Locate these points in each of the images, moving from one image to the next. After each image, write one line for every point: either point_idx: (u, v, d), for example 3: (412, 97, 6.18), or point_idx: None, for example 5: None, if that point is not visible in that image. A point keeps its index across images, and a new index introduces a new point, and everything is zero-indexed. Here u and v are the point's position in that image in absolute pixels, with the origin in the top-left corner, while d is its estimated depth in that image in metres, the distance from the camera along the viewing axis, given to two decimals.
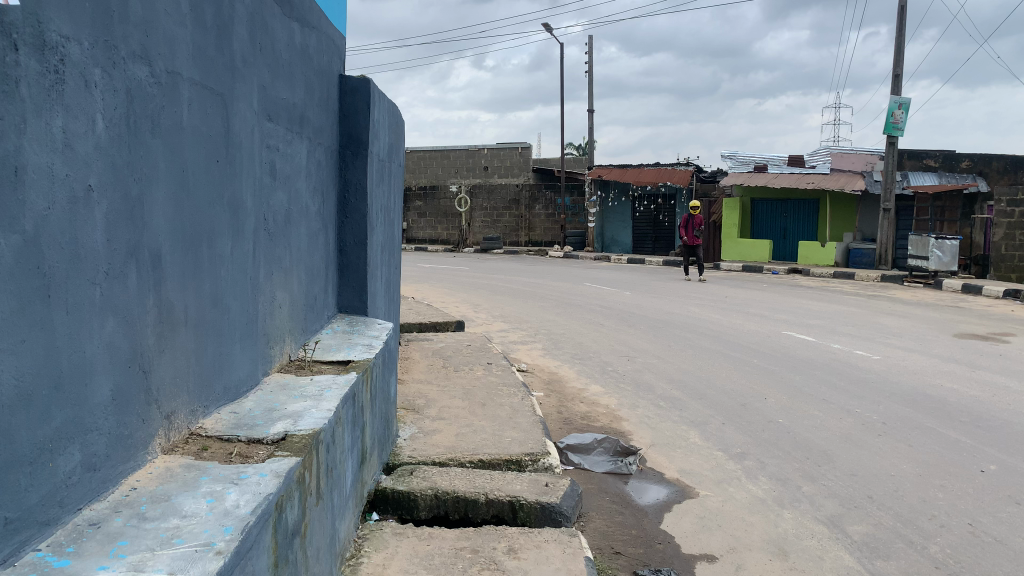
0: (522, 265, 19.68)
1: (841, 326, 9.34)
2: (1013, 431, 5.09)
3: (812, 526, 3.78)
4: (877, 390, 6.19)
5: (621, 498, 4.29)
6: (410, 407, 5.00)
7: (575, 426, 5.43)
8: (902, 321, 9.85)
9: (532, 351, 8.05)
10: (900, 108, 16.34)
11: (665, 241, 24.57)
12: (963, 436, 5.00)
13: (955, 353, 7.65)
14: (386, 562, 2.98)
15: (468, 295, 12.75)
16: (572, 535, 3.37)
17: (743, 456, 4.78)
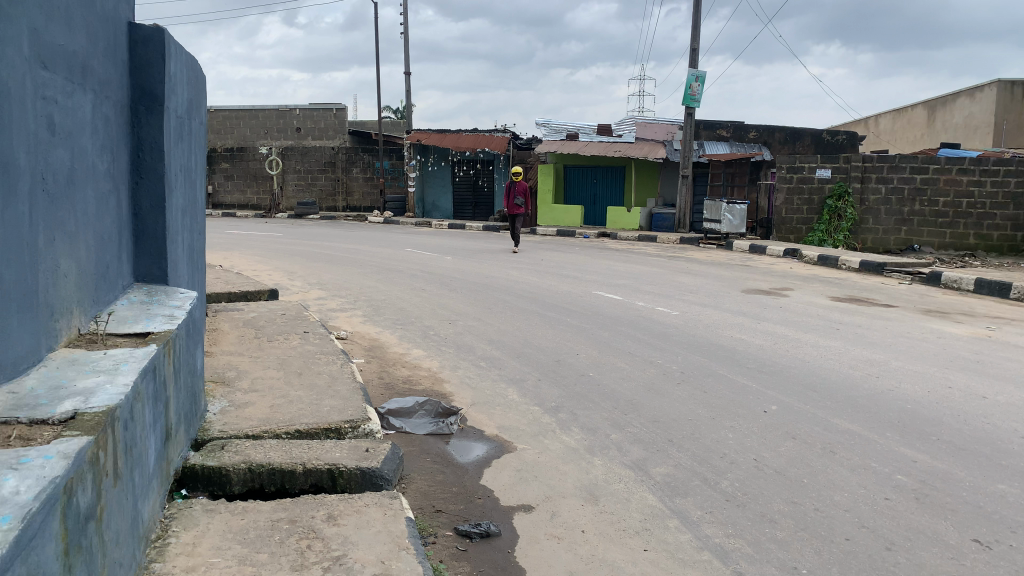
0: (339, 231, 19.14)
1: (646, 285, 9.96)
2: (789, 373, 5.71)
3: (619, 471, 4.04)
4: (677, 342, 6.68)
5: (443, 457, 4.34)
6: (221, 380, 4.76)
7: (396, 391, 5.42)
8: (698, 279, 10.67)
9: (351, 318, 7.92)
10: (697, 80, 17.48)
11: (484, 206, 25.01)
12: (750, 380, 5.54)
13: (744, 307, 8.41)
14: (195, 541, 2.84)
15: (282, 263, 12.27)
16: (393, 497, 3.37)
17: (558, 410, 5.00)
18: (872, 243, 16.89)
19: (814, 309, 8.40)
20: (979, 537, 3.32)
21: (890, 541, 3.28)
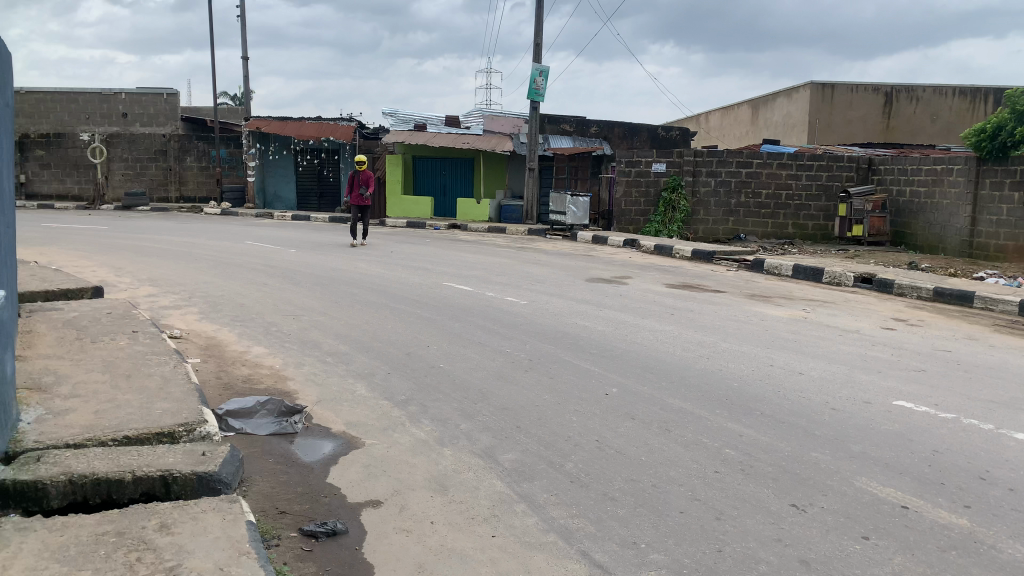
0: (173, 224, 18.03)
1: (494, 275, 10.09)
2: (630, 357, 5.98)
3: (468, 460, 4.07)
4: (524, 331, 6.82)
5: (287, 457, 4.20)
6: (36, 387, 4.36)
7: (237, 390, 5.19)
8: (545, 269, 10.93)
9: (186, 315, 7.49)
10: (541, 75, 17.87)
11: (330, 197, 24.43)
12: (593, 365, 5.74)
13: (587, 295, 8.71)
14: (6, 563, 2.59)
15: (107, 258, 11.40)
16: (232, 501, 3.23)
17: (407, 403, 4.96)
18: (704, 233, 18.04)
19: (652, 296, 8.83)
20: (795, 501, 3.62)
21: (719, 511, 3.52)
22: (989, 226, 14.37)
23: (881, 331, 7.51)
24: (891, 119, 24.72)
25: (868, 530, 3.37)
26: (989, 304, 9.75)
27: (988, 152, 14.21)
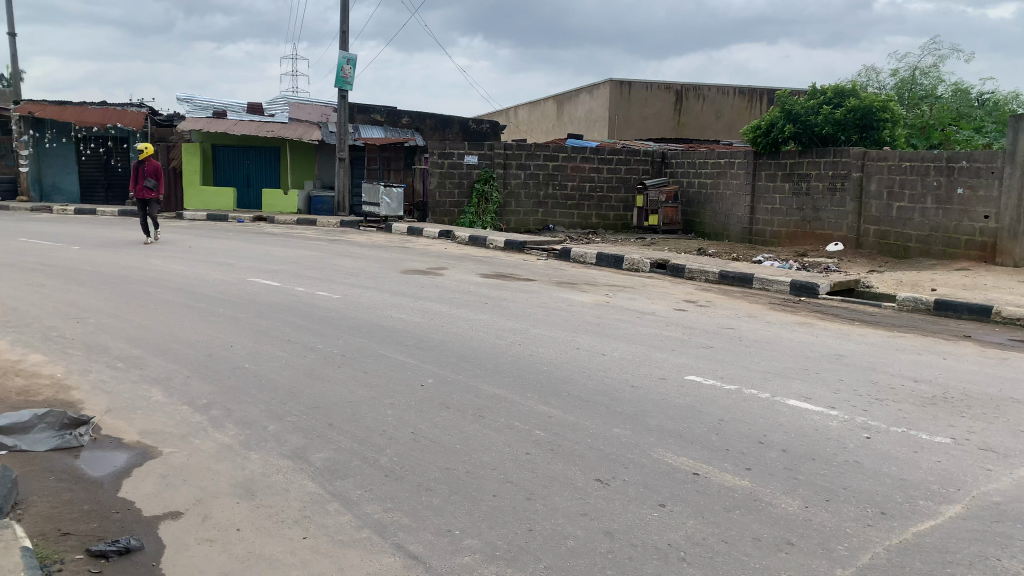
0: None
1: (304, 270, 9.78)
2: (443, 347, 6.02)
3: (277, 462, 3.92)
4: (336, 325, 6.67)
5: (70, 474, 3.83)
6: None
7: (9, 404, 4.66)
8: (357, 262, 10.75)
9: None
10: (348, 63, 17.50)
11: (120, 188, 22.55)
12: (407, 357, 5.73)
13: (400, 287, 8.67)
14: None
15: None
16: (4, 527, 2.90)
17: (209, 407, 4.69)
18: (516, 224, 18.51)
19: (464, 286, 8.94)
20: (600, 476, 3.82)
21: (529, 492, 3.63)
22: (765, 214, 16.10)
23: (675, 312, 8.08)
24: (681, 116, 26.56)
25: (664, 498, 3.62)
26: (766, 285, 10.78)
27: (762, 147, 16.00)
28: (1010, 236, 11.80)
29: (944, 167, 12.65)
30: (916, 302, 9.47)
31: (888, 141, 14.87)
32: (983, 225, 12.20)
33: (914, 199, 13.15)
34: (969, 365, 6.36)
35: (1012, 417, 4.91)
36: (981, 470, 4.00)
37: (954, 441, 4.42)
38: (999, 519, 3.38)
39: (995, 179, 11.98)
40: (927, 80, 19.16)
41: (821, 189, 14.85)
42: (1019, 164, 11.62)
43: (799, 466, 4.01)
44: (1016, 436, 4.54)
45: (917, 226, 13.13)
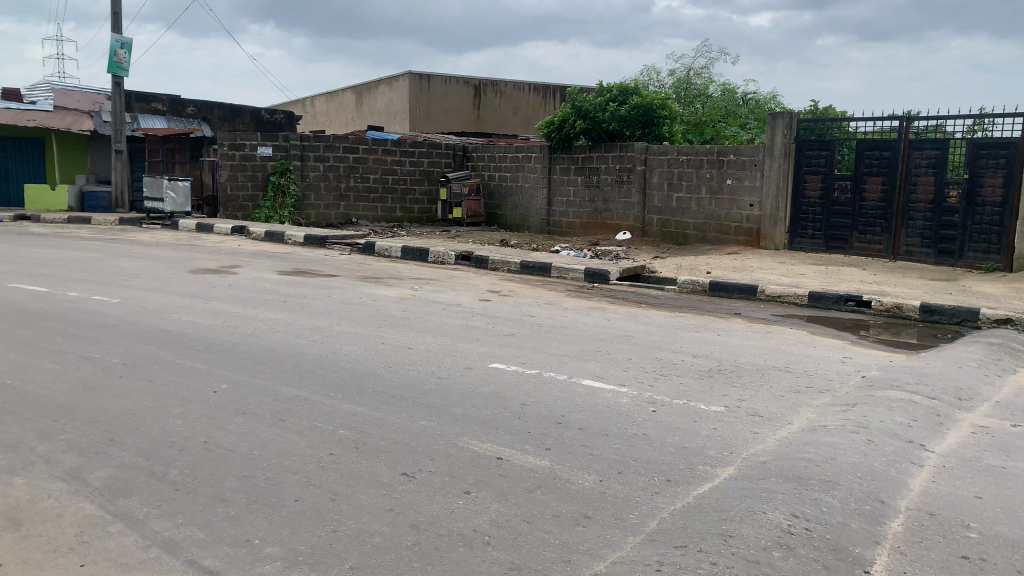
0: None
1: (77, 273, 8.91)
2: (239, 350, 5.73)
3: (48, 486, 3.55)
4: (116, 332, 6.14)
5: None
6: None
7: None
8: (140, 262, 9.96)
9: None
10: (123, 47, 16.13)
11: None
12: (199, 362, 5.40)
13: (190, 288, 8.14)
14: None
15: None
16: None
17: None
18: (316, 218, 17.95)
19: (261, 285, 8.56)
20: (406, 470, 3.82)
21: (334, 492, 3.56)
22: (561, 205, 16.98)
23: (478, 303, 8.23)
24: (480, 110, 27.02)
25: (470, 485, 3.69)
26: (563, 273, 11.26)
27: (556, 142, 16.75)
28: (771, 221, 13.28)
29: (715, 161, 14.00)
30: (695, 284, 10.31)
31: (667, 136, 16.02)
32: (749, 213, 13.64)
33: (692, 191, 14.43)
34: (740, 339, 7.02)
35: (775, 383, 5.49)
36: (749, 433, 4.44)
37: (727, 409, 4.87)
38: (766, 475, 3.76)
39: (758, 171, 13.41)
40: (699, 81, 20.79)
41: (610, 182, 15.89)
42: (776, 158, 13.05)
43: (594, 444, 4.23)
44: (778, 400, 5.09)
45: (694, 215, 14.44)
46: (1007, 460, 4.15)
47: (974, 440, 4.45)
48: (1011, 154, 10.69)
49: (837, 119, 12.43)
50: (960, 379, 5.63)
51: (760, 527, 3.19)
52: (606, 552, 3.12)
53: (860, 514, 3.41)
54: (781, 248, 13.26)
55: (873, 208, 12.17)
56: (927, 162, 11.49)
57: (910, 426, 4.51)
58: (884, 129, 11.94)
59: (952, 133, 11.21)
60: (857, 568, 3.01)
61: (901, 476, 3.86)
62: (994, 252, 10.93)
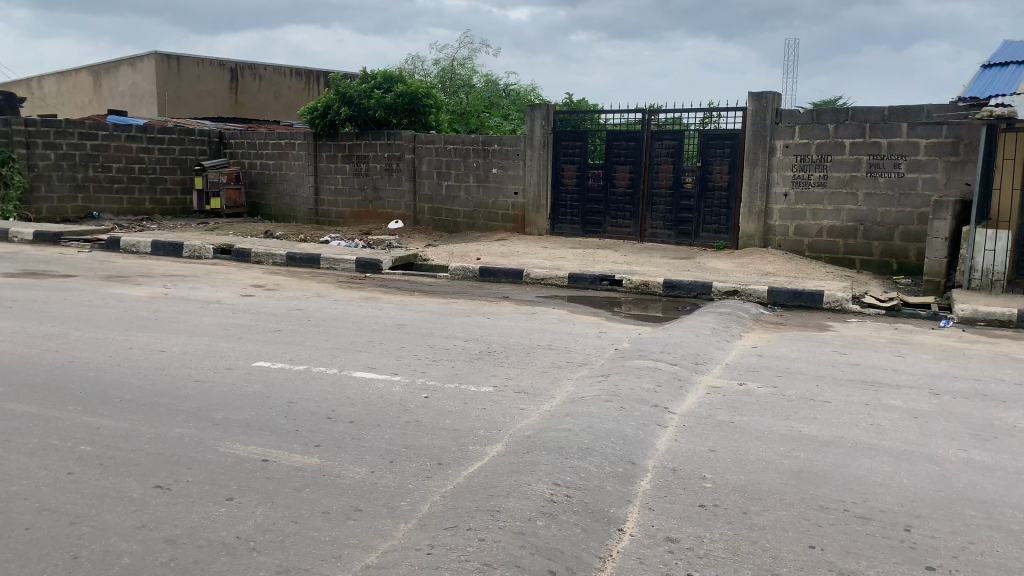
0: None
1: None
2: None
3: None
4: None
5: None
6: None
7: None
8: None
9: None
10: None
11: None
12: None
13: None
14: None
15: None
16: None
17: None
18: (49, 213, 16.08)
19: None
20: (159, 482, 3.54)
21: (72, 515, 3.21)
22: (329, 194, 16.63)
23: (241, 299, 7.82)
24: (238, 95, 25.59)
25: (232, 491, 3.50)
26: (333, 264, 11.02)
27: (320, 129, 16.30)
28: (534, 209, 14.02)
29: (481, 150, 14.48)
30: (465, 271, 10.55)
31: (434, 125, 16.23)
32: (514, 200, 14.29)
33: (460, 179, 14.82)
34: (507, 322, 7.30)
35: (539, 361, 5.78)
36: (516, 410, 4.64)
37: (495, 388, 5.04)
38: (531, 449, 3.94)
39: (520, 160, 14.07)
40: (462, 71, 21.32)
41: (379, 170, 15.82)
42: (536, 148, 13.78)
43: (365, 434, 4.20)
44: (542, 376, 5.36)
45: (463, 203, 14.87)
46: (735, 414, 4.70)
47: (708, 399, 4.99)
48: (734, 144, 11.98)
49: (589, 111, 13.28)
50: (698, 346, 6.28)
51: (525, 499, 3.33)
52: (378, 541, 3.11)
53: (614, 476, 3.68)
54: (544, 233, 14.04)
55: (623, 194, 13.14)
56: (666, 151, 12.61)
57: (656, 392, 4.95)
58: (629, 121, 12.91)
59: (687, 125, 12.35)
60: (612, 527, 3.25)
61: (648, 437, 4.22)
62: (723, 232, 12.27)
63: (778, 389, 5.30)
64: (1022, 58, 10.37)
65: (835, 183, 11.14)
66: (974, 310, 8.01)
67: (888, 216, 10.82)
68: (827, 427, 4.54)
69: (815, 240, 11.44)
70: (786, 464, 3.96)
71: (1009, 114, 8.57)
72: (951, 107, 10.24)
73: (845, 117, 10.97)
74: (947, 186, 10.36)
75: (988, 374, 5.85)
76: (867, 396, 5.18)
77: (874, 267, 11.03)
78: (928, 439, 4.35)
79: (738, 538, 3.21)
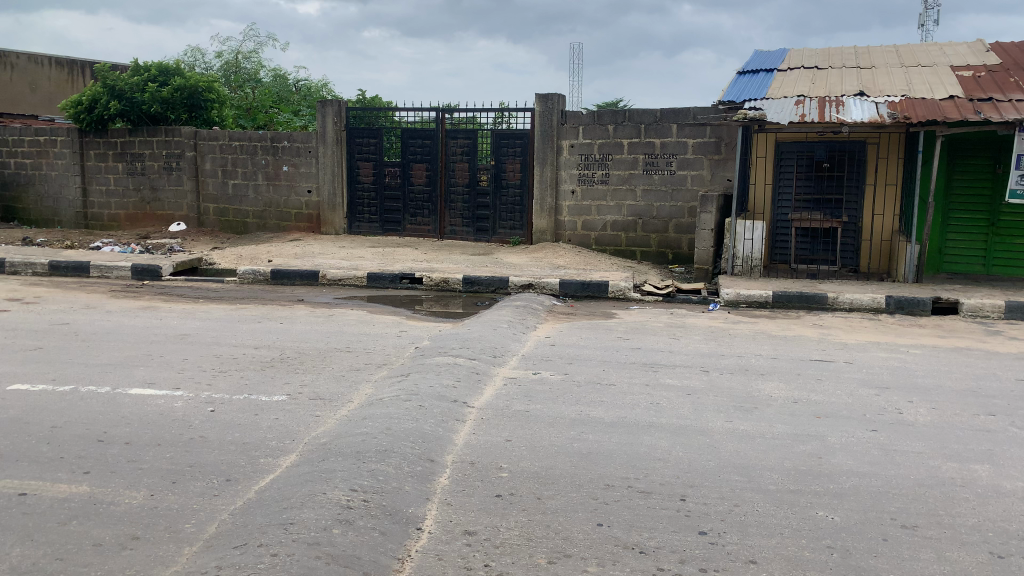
0: None
1: None
2: None
3: None
4: None
5: None
6: None
7: None
8: None
9: None
10: None
11: None
12: None
13: None
14: None
15: None
16: None
17: None
18: None
19: None
20: None
21: None
22: (99, 196, 15.26)
23: None
24: None
25: None
26: (105, 272, 10.12)
27: (87, 124, 14.91)
28: (330, 207, 13.70)
29: (270, 147, 13.94)
30: (255, 274, 10.08)
31: (217, 120, 15.39)
32: (308, 199, 13.89)
33: (248, 178, 14.20)
34: (301, 325, 7.07)
35: (335, 364, 5.65)
36: (311, 417, 4.50)
37: (289, 396, 4.87)
38: (326, 456, 3.83)
39: (313, 158, 13.70)
40: (248, 65, 20.37)
41: (156, 169, 14.75)
42: (329, 145, 13.50)
43: (144, 456, 3.88)
44: (338, 380, 5.24)
45: (253, 202, 14.27)
46: (529, 404, 4.87)
47: (504, 391, 5.13)
48: (524, 143, 12.38)
49: (383, 109, 13.15)
50: (494, 339, 6.43)
51: (320, 509, 3.23)
52: (158, 570, 2.88)
53: (411, 475, 3.68)
54: (341, 233, 13.75)
55: (420, 192, 13.18)
56: (460, 149, 12.80)
57: (454, 387, 5.01)
58: (423, 119, 12.97)
59: (481, 124, 12.60)
60: (410, 527, 3.24)
61: (446, 433, 4.26)
62: (518, 228, 12.66)
63: (569, 375, 5.57)
64: (769, 67, 11.62)
65: (617, 180, 11.86)
66: (736, 294, 8.87)
67: (663, 210, 11.70)
68: (613, 409, 4.82)
69: (601, 234, 12.10)
70: (575, 448, 4.16)
71: (759, 117, 9.55)
72: (713, 110, 11.25)
73: (623, 119, 11.70)
74: (712, 181, 11.39)
75: (750, 350, 6.51)
76: (648, 377, 5.57)
77: (653, 258, 11.88)
78: (700, 414, 4.76)
79: (532, 524, 3.32)
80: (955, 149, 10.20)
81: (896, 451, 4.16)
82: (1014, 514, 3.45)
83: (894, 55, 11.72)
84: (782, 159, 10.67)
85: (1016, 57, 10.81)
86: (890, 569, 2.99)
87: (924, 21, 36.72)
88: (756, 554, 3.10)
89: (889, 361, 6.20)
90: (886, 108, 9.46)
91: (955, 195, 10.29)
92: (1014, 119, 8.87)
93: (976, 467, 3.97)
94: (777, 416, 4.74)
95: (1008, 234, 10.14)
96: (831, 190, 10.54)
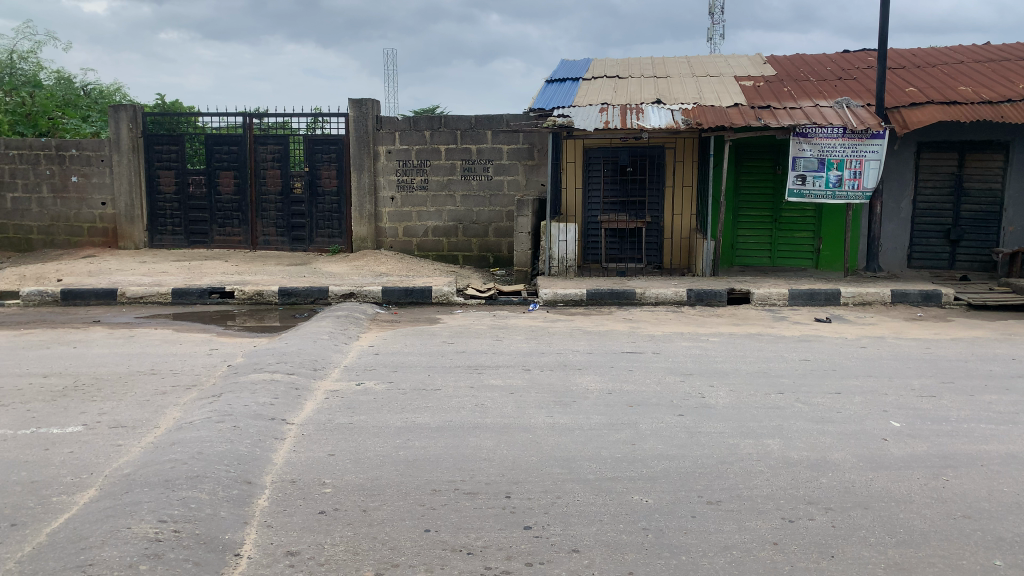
0: None
1: None
2: None
3: None
4: None
5: None
6: None
7: None
8: None
9: None
10: None
11: None
12: None
13: None
14: None
15: None
16: None
17: None
18: None
19: None
20: None
21: None
22: None
23: None
24: None
25: None
26: None
27: None
28: (127, 220, 12.72)
29: (55, 156, 12.75)
30: (43, 294, 9.15)
31: None
32: (102, 212, 12.84)
33: (29, 190, 13.00)
34: (99, 348, 6.51)
35: (138, 389, 5.24)
36: (112, 447, 4.16)
37: (84, 426, 4.46)
38: (129, 488, 3.53)
39: (106, 167, 12.66)
40: (26, 66, 18.53)
41: None
42: (124, 153, 12.50)
43: None
44: (141, 406, 4.85)
45: (36, 217, 13.06)
46: (352, 415, 4.77)
47: (325, 404, 4.99)
48: (339, 149, 12.13)
49: (184, 114, 12.42)
50: (313, 352, 6.24)
51: (124, 545, 2.99)
52: None
53: (228, 500, 3.49)
54: (142, 247, 12.82)
55: (229, 201, 12.58)
56: (271, 156, 12.34)
57: (271, 405, 4.80)
58: (229, 124, 12.39)
59: (293, 130, 12.20)
60: (227, 554, 3.07)
61: (264, 453, 4.08)
62: (336, 236, 12.35)
63: (393, 383, 5.51)
64: (575, 75, 12.18)
65: (436, 186, 11.91)
66: (554, 294, 9.19)
67: (482, 214, 11.90)
68: (438, 414, 4.83)
69: (422, 239, 12.09)
70: (401, 456, 4.12)
71: (567, 124, 9.95)
72: (524, 117, 11.59)
73: (438, 124, 11.76)
74: (527, 186, 11.74)
75: (567, 347, 6.76)
76: (472, 379, 5.64)
77: (474, 262, 12.05)
78: (522, 411, 4.89)
79: (358, 537, 3.25)
80: (742, 153, 11.18)
81: (701, 433, 4.48)
82: (800, 481, 3.82)
83: (686, 66, 12.66)
84: (591, 164, 11.24)
85: (788, 69, 12.04)
86: (697, 543, 3.21)
87: (712, 36, 40.28)
88: (578, 541, 3.23)
89: (691, 350, 6.67)
90: (681, 115, 10.18)
91: (744, 195, 11.28)
92: (788, 125, 9.84)
93: (769, 441, 4.35)
94: (593, 408, 4.96)
95: (789, 229, 11.23)
96: (636, 193, 11.24)
